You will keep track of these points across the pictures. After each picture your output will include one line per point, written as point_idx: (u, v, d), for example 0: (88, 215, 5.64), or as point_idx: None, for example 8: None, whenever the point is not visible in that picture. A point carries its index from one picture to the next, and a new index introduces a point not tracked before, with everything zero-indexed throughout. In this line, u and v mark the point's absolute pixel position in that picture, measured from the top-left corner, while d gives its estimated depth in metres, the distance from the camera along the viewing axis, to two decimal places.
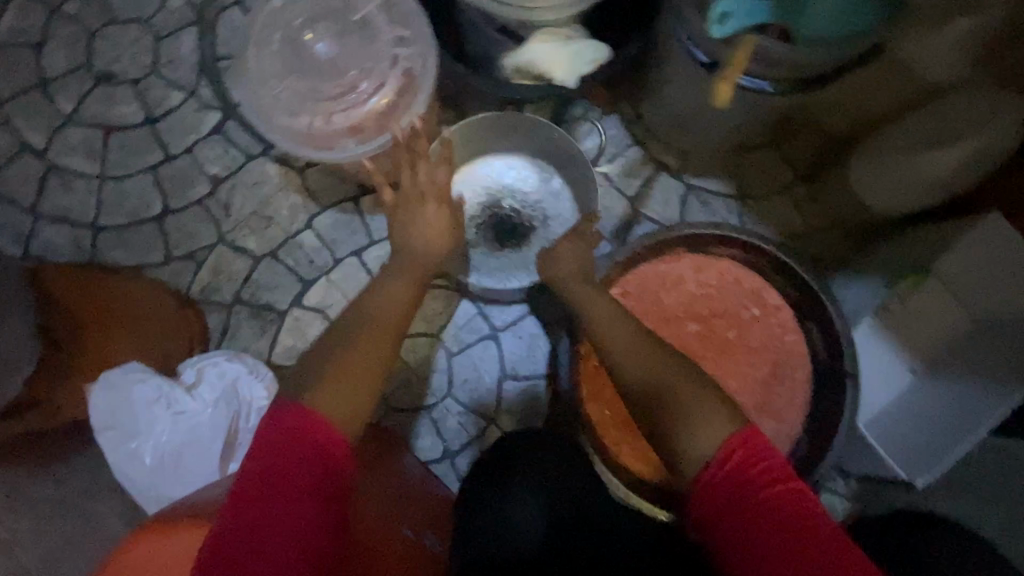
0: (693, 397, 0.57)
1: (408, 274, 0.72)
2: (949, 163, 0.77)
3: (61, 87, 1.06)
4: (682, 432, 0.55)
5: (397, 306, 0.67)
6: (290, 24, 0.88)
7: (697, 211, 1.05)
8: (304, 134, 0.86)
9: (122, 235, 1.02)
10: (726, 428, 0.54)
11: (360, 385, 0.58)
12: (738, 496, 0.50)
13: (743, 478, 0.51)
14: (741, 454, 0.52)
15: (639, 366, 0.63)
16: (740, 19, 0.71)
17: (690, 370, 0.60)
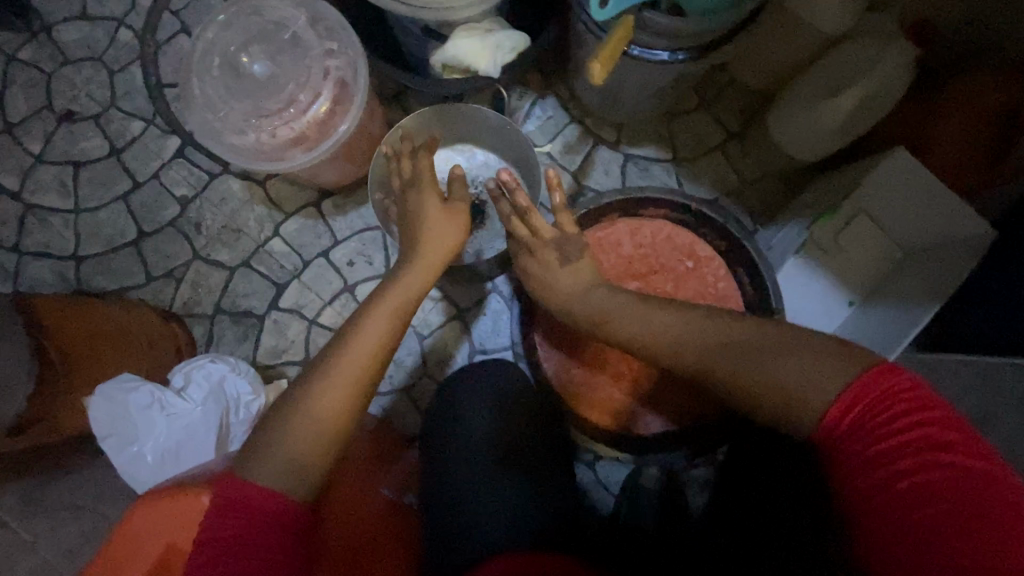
0: (786, 360, 0.55)
1: (387, 304, 0.67)
2: (846, 107, 0.89)
3: (27, 129, 1.12)
4: (804, 397, 0.53)
5: (375, 337, 0.63)
6: (226, 48, 0.83)
7: (637, 176, 1.11)
8: (254, 150, 0.83)
9: (103, 262, 1.09)
10: (851, 371, 0.52)
11: (351, 394, 0.59)
12: (879, 437, 0.49)
13: (887, 417, 0.50)
14: (880, 392, 0.50)
15: (701, 349, 0.62)
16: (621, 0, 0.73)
17: (760, 339, 0.59)
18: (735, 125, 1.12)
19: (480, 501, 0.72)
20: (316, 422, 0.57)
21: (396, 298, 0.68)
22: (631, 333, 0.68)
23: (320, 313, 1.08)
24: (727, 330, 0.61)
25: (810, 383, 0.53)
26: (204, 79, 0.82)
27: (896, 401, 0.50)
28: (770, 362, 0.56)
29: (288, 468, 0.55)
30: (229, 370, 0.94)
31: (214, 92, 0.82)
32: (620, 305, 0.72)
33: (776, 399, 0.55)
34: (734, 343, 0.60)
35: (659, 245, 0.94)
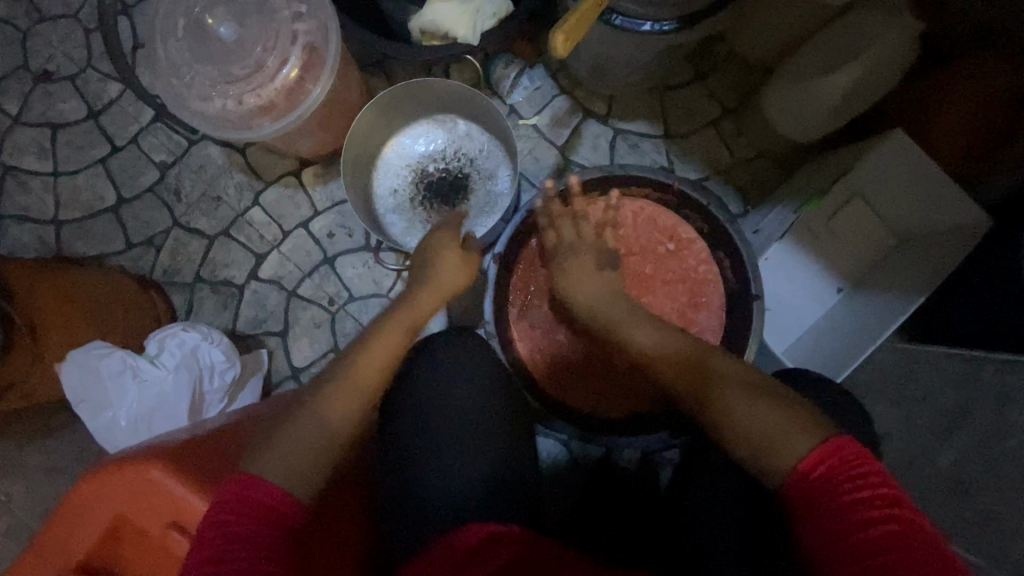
0: (749, 401, 0.57)
1: (401, 319, 0.71)
2: (842, 87, 0.85)
3: (4, 89, 1.10)
4: (747, 438, 0.56)
5: (386, 354, 0.68)
6: (191, 11, 0.81)
7: (625, 152, 1.07)
8: (222, 118, 0.81)
9: (83, 227, 1.09)
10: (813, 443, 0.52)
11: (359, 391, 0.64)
12: (835, 509, 0.48)
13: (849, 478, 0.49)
14: (835, 460, 0.50)
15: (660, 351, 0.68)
16: None
17: (733, 376, 0.60)
18: (731, 101, 1.07)
19: (442, 480, 0.72)
20: (336, 418, 0.61)
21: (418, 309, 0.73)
22: (637, 338, 0.70)
23: (299, 284, 1.08)
24: (709, 355, 0.64)
25: (782, 423, 0.54)
26: (169, 42, 0.81)
27: (853, 469, 0.49)
28: (749, 402, 0.57)
29: (294, 460, 0.56)
30: (202, 339, 0.95)
31: (180, 58, 0.80)
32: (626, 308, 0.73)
33: (758, 434, 0.55)
34: (727, 377, 0.60)
35: (639, 226, 0.92)
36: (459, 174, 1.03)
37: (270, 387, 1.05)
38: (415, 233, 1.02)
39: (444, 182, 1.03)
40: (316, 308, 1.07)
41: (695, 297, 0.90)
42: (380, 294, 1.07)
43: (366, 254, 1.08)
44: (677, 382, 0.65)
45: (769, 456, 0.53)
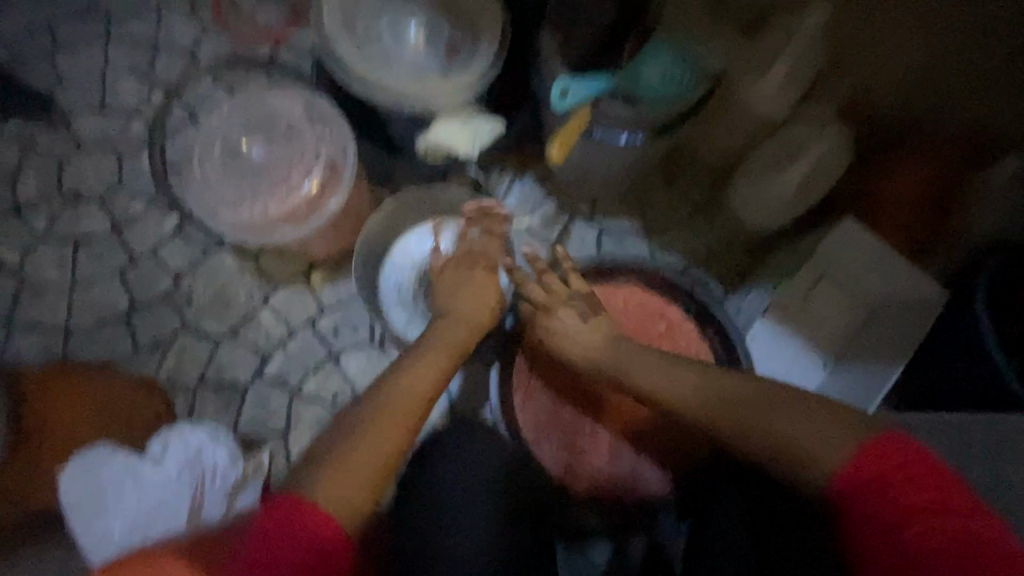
0: (786, 425, 0.64)
1: (436, 357, 0.80)
2: (794, 179, 0.99)
3: (33, 210, 1.18)
4: (800, 462, 0.63)
5: (420, 381, 0.76)
6: (229, 138, 0.93)
7: (612, 247, 1.17)
8: (248, 225, 0.90)
9: (92, 335, 1.13)
10: (848, 450, 0.60)
11: (389, 430, 0.70)
12: (886, 514, 0.56)
13: (891, 482, 0.57)
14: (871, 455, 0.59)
15: (682, 386, 0.74)
16: (579, 94, 0.89)
17: (762, 404, 0.68)
18: (699, 199, 1.17)
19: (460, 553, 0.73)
20: (370, 445, 0.68)
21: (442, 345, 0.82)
22: (643, 370, 0.78)
23: (303, 384, 1.10)
24: (728, 382, 0.72)
25: (821, 444, 0.61)
26: (206, 164, 0.92)
27: (893, 469, 0.57)
28: (781, 421, 0.65)
29: (336, 498, 0.62)
30: (209, 437, 0.94)
31: (215, 176, 0.92)
32: (632, 354, 0.81)
33: (801, 452, 0.63)
34: (762, 402, 0.68)
35: (632, 310, 0.98)
36: None
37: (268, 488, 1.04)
38: (416, 324, 1.07)
39: None
40: (319, 407, 1.09)
41: None
42: None
43: (369, 350, 1.12)
44: (708, 417, 0.71)
45: (816, 471, 0.61)
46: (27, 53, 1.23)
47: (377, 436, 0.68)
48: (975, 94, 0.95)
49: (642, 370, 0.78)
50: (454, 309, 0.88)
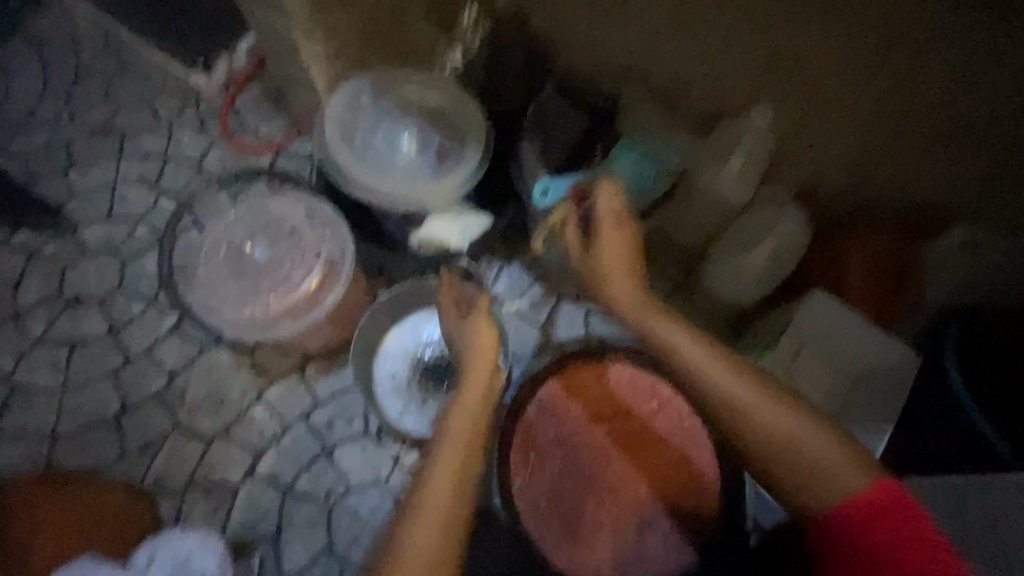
0: (812, 450, 0.74)
1: (465, 407, 0.88)
2: (760, 257, 1.07)
3: (32, 315, 1.21)
4: (807, 474, 0.74)
5: (459, 434, 0.85)
6: (234, 241, 0.99)
7: (599, 326, 1.22)
8: (249, 323, 0.95)
9: (81, 439, 1.13)
10: (862, 483, 0.71)
11: (458, 480, 0.81)
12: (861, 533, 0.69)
13: (875, 516, 0.69)
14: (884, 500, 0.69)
15: (728, 382, 0.80)
16: (554, 193, 1.03)
17: (792, 422, 0.76)
18: (679, 279, 1.21)
19: None
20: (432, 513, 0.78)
21: (466, 414, 0.87)
22: (694, 360, 0.83)
23: (295, 481, 1.10)
24: (761, 391, 0.78)
25: (833, 472, 0.72)
26: (211, 267, 0.98)
27: (882, 505, 0.69)
28: (801, 445, 0.75)
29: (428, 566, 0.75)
30: (198, 544, 0.95)
31: (219, 278, 0.97)
32: (692, 344, 0.83)
33: (797, 461, 0.75)
34: (790, 422, 0.76)
35: (624, 388, 1.00)
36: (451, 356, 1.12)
37: None
38: (412, 413, 1.08)
39: (438, 365, 1.12)
40: (311, 506, 1.09)
41: (685, 453, 0.96)
42: (378, 483, 1.10)
43: (363, 441, 1.12)
44: (736, 407, 0.79)
45: (820, 494, 0.73)
46: (44, 170, 1.33)
47: (435, 497, 0.79)
48: (927, 170, 0.98)
49: (692, 355, 0.83)
50: (473, 346, 0.94)
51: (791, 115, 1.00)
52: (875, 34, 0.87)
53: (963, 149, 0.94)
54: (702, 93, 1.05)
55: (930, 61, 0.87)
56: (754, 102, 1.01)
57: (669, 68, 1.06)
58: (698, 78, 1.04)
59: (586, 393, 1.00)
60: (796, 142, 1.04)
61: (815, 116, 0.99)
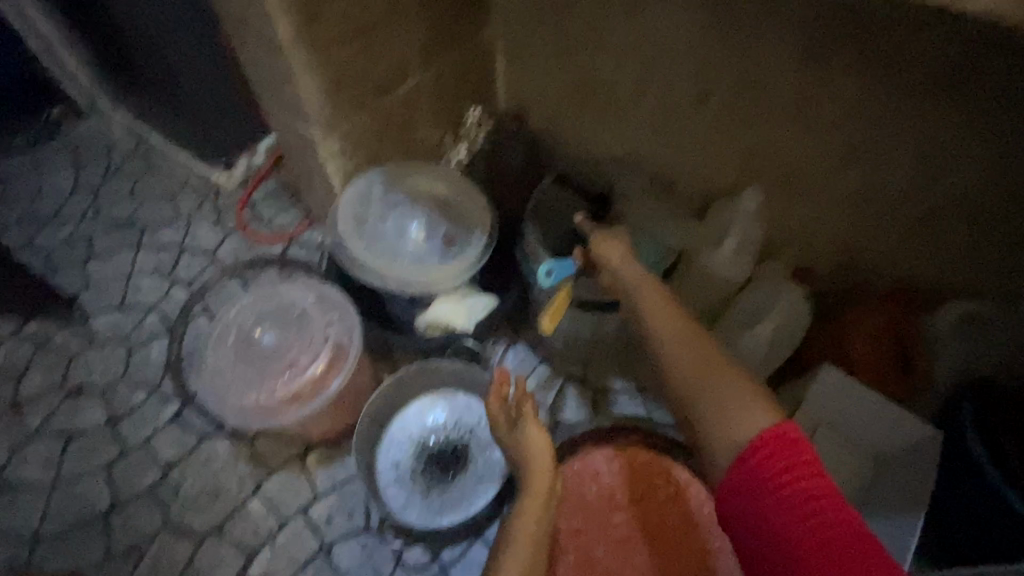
0: (723, 383, 0.67)
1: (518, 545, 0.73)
2: (766, 332, 1.08)
3: (31, 407, 1.19)
4: (718, 415, 0.65)
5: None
6: (243, 325, 1.01)
7: (608, 406, 1.20)
8: (253, 409, 0.94)
9: (64, 541, 1.07)
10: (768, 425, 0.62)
11: None
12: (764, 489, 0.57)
13: (777, 471, 0.57)
14: (780, 442, 0.58)
15: (659, 321, 0.76)
16: (560, 272, 1.01)
17: (713, 361, 0.70)
18: None
19: None
20: None
21: (528, 535, 0.74)
22: (687, 366, 0.70)
23: None
24: (685, 330, 0.73)
25: (739, 410, 0.64)
26: (218, 352, 0.98)
27: (783, 455, 0.58)
28: (711, 381, 0.68)
29: None
30: None
31: (226, 363, 0.97)
32: (685, 348, 0.71)
33: (706, 400, 0.67)
34: (704, 357, 0.70)
35: (638, 471, 0.96)
36: (458, 441, 1.08)
37: None
38: (414, 505, 1.03)
39: (444, 451, 1.07)
40: None
41: (707, 541, 0.90)
42: None
43: (365, 537, 1.05)
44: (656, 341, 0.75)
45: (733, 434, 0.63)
46: (63, 263, 1.38)
47: None
48: (917, 245, 0.98)
49: (687, 361, 0.71)
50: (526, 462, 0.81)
51: (776, 199, 1.06)
52: (845, 138, 0.90)
53: (946, 239, 0.94)
54: (692, 173, 1.12)
55: (896, 165, 0.89)
56: (740, 189, 1.07)
57: (661, 156, 1.14)
58: (688, 163, 1.11)
59: (598, 477, 0.96)
60: (783, 218, 1.08)
61: (798, 202, 1.04)
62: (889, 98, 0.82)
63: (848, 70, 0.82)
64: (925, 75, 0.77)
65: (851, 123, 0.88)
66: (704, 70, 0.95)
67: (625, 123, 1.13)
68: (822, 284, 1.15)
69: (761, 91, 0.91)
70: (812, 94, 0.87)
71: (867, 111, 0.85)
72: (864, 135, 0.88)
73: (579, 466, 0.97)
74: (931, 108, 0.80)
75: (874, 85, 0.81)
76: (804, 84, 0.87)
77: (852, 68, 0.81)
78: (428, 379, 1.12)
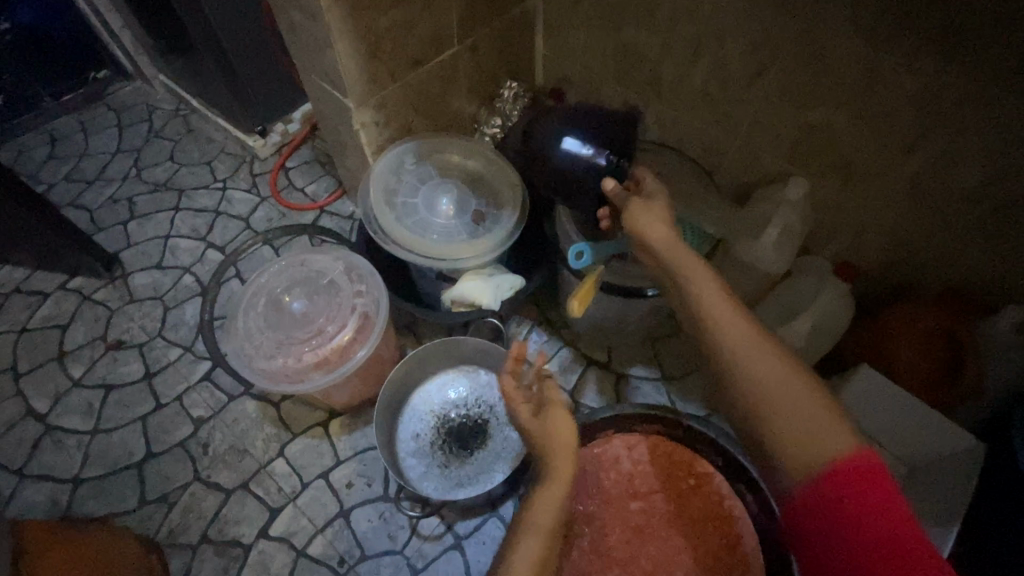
0: (794, 393, 0.61)
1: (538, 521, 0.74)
2: (802, 328, 1.03)
3: (74, 357, 1.25)
4: (790, 430, 0.59)
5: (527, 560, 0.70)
6: (273, 291, 1.02)
7: (630, 394, 1.19)
8: (280, 373, 0.95)
9: (101, 485, 1.12)
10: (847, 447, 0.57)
11: None
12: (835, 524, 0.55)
13: (848, 507, 0.54)
14: (852, 475, 0.55)
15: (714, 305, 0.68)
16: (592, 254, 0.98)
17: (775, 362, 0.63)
18: None
19: None
20: None
21: (549, 518, 0.74)
22: (768, 389, 0.62)
23: (309, 542, 1.06)
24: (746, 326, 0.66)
25: (816, 428, 0.59)
26: (249, 315, 1.00)
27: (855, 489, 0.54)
28: (781, 388, 0.62)
29: None
30: None
31: (256, 326, 0.99)
32: (764, 367, 0.63)
33: (776, 409, 0.61)
34: (767, 359, 0.64)
35: (657, 460, 0.95)
36: (479, 417, 1.09)
37: None
38: (432, 478, 1.04)
39: (465, 426, 1.09)
40: (323, 571, 1.03)
41: (728, 537, 0.89)
42: (394, 551, 1.04)
43: (383, 505, 1.08)
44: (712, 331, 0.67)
45: (810, 452, 0.58)
46: (105, 221, 1.42)
47: None
48: (975, 247, 0.91)
49: (768, 389, 0.62)
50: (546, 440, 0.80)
51: (827, 190, 1.00)
52: (905, 130, 0.84)
53: (1013, 243, 0.87)
54: (736, 160, 1.07)
55: (964, 160, 0.82)
56: (787, 178, 1.02)
57: (705, 139, 1.09)
58: (733, 149, 1.06)
59: (617, 463, 0.95)
60: (829, 212, 1.03)
61: (850, 194, 0.98)
62: (960, 87, 0.75)
63: (917, 53, 0.75)
64: (1009, 62, 0.70)
65: (914, 113, 0.82)
66: (759, 50, 0.89)
67: (668, 105, 1.09)
68: (868, 281, 1.09)
69: (818, 73, 0.86)
70: (874, 80, 0.81)
71: (933, 101, 0.79)
72: (931, 127, 0.81)
73: (598, 451, 0.96)
74: (1011, 100, 0.73)
75: (946, 72, 0.75)
76: (866, 69, 0.81)
77: (922, 53, 0.75)
78: (451, 355, 1.13)
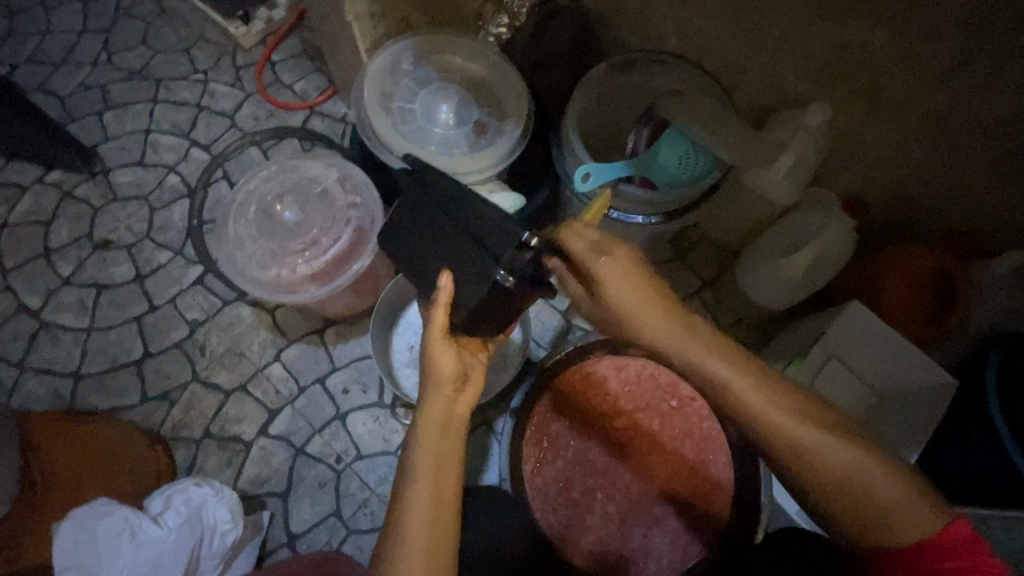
0: (828, 441, 0.63)
1: (423, 463, 0.65)
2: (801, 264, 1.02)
3: (61, 254, 1.22)
4: (852, 482, 0.62)
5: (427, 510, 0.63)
6: (264, 198, 0.99)
7: None
8: (274, 283, 0.94)
9: (102, 380, 1.15)
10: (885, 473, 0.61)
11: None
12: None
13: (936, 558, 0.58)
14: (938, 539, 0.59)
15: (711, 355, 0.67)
16: (600, 176, 0.97)
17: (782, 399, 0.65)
18: (706, 276, 1.24)
19: None
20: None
21: (429, 473, 0.65)
22: (829, 453, 0.62)
23: (308, 441, 1.11)
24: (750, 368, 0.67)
25: (856, 466, 0.62)
26: (239, 222, 0.97)
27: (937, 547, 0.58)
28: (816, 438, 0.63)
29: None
30: (212, 495, 1.00)
31: (247, 234, 0.96)
32: (824, 438, 0.63)
33: (825, 471, 0.63)
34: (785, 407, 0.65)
35: (643, 382, 0.98)
36: None
37: (264, 553, 1.07)
38: None
39: None
40: (322, 467, 1.10)
41: (702, 454, 0.95)
42: (389, 452, 1.11)
43: (377, 410, 1.12)
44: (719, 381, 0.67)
45: (876, 494, 0.61)
46: (78, 111, 1.32)
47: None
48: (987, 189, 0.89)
49: (840, 460, 0.62)
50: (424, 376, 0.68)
51: (847, 119, 0.94)
52: (942, 58, 0.78)
53: None
54: (760, 80, 1.00)
55: (1002, 92, 0.77)
56: (809, 103, 0.96)
57: (726, 55, 1.00)
58: (757, 68, 0.98)
59: (606, 383, 0.99)
60: (846, 144, 0.98)
61: (871, 125, 0.93)
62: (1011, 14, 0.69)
63: None
64: None
65: (955, 40, 0.75)
66: None
67: (689, 12, 0.99)
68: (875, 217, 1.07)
69: None
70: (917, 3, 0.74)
71: (978, 28, 0.72)
72: (976, 54, 0.75)
73: (587, 370, 0.99)
74: None
75: None
76: None
77: None
78: None
